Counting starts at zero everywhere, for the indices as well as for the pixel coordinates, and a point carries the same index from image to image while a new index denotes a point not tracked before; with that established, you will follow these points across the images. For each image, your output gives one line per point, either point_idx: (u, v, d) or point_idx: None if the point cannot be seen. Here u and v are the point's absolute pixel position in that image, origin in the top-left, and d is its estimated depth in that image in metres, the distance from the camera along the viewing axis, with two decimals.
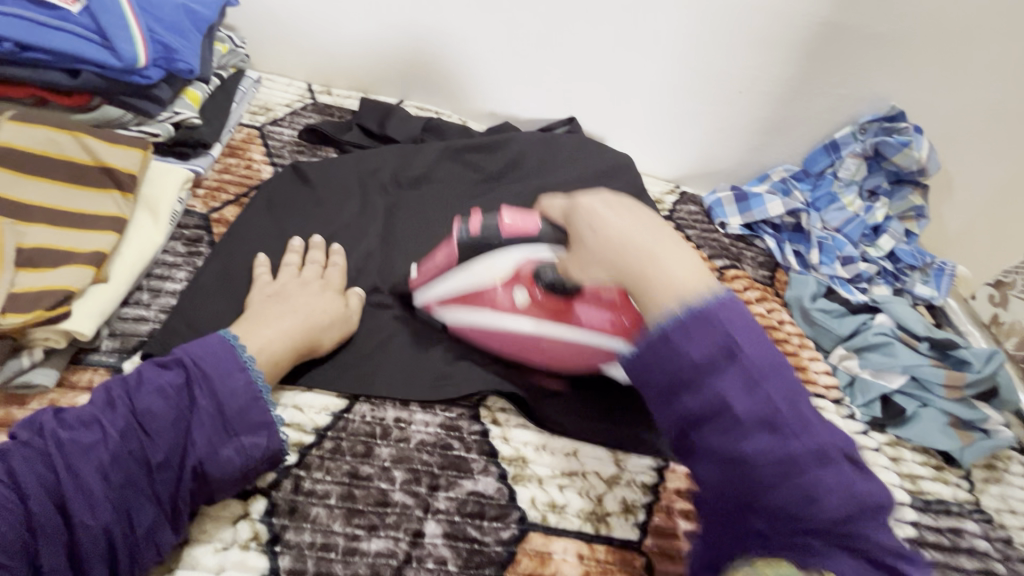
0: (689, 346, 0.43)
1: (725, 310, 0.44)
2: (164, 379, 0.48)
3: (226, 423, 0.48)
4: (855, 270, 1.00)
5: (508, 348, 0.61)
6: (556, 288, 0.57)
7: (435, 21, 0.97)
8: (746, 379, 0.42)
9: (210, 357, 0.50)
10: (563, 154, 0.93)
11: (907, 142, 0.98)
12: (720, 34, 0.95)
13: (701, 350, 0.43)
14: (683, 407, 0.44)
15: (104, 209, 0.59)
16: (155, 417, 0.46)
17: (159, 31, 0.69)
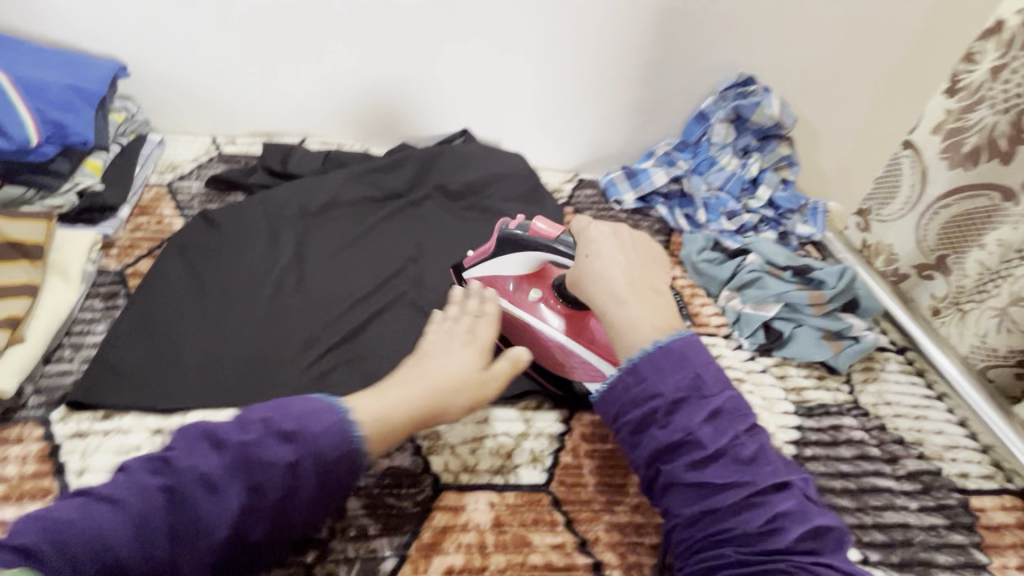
0: (670, 378, 0.54)
1: (690, 353, 0.55)
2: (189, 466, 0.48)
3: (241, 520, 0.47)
4: (739, 221, 1.11)
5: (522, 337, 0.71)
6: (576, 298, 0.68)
7: (319, 61, 1.04)
8: (701, 411, 0.52)
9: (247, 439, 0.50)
10: (462, 166, 1.01)
11: (758, 102, 1.10)
12: (578, 33, 1.05)
13: (668, 387, 0.53)
14: (653, 438, 0.53)
15: (15, 279, 0.64)
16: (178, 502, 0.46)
17: (49, 111, 0.75)
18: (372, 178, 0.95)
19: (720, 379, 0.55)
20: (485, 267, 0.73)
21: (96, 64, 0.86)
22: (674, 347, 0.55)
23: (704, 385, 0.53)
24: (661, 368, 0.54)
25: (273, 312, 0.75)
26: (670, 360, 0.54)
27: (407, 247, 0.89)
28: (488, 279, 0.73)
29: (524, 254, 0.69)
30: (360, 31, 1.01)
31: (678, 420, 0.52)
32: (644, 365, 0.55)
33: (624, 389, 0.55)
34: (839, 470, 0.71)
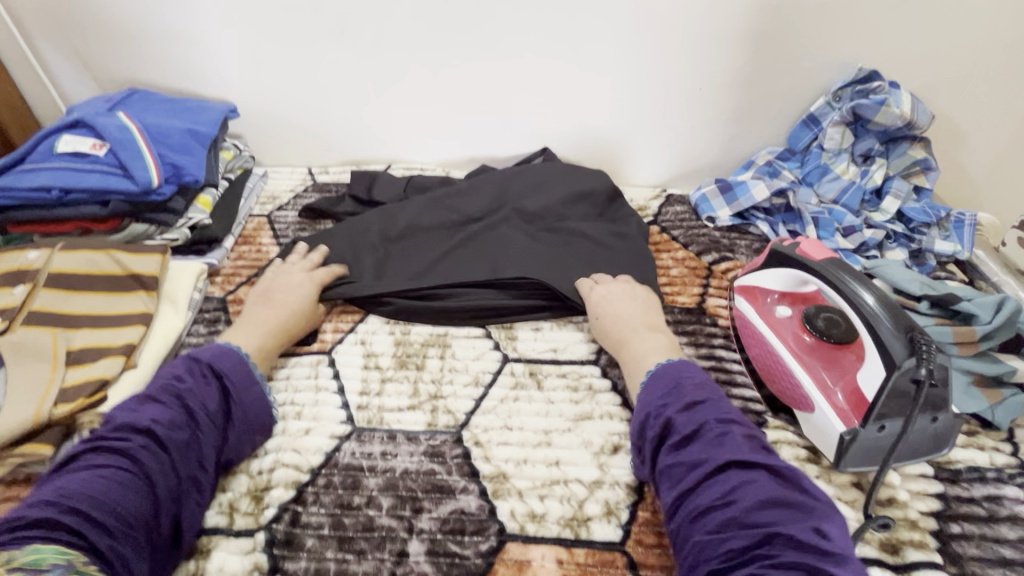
0: (665, 394, 0.59)
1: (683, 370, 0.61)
2: (187, 384, 0.58)
3: (247, 422, 0.61)
4: (859, 239, 0.96)
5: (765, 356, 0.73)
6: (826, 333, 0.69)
7: (400, 91, 1.06)
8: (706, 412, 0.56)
9: (222, 357, 0.62)
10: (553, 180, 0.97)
11: (884, 100, 0.94)
12: (664, 41, 0.96)
13: (668, 395, 0.58)
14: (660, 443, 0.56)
15: (135, 306, 0.72)
16: (211, 403, 0.58)
17: (169, 154, 0.84)
18: (448, 200, 0.94)
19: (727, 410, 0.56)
20: (750, 276, 0.78)
21: (209, 108, 0.95)
22: (671, 372, 0.61)
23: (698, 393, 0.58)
24: (660, 385, 0.60)
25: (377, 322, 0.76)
26: (679, 372, 0.61)
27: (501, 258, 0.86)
28: (750, 289, 0.78)
29: (787, 274, 0.72)
30: (437, 58, 1.01)
31: (685, 417, 0.55)
32: (665, 382, 0.60)
33: (642, 405, 0.60)
34: (999, 556, 0.57)
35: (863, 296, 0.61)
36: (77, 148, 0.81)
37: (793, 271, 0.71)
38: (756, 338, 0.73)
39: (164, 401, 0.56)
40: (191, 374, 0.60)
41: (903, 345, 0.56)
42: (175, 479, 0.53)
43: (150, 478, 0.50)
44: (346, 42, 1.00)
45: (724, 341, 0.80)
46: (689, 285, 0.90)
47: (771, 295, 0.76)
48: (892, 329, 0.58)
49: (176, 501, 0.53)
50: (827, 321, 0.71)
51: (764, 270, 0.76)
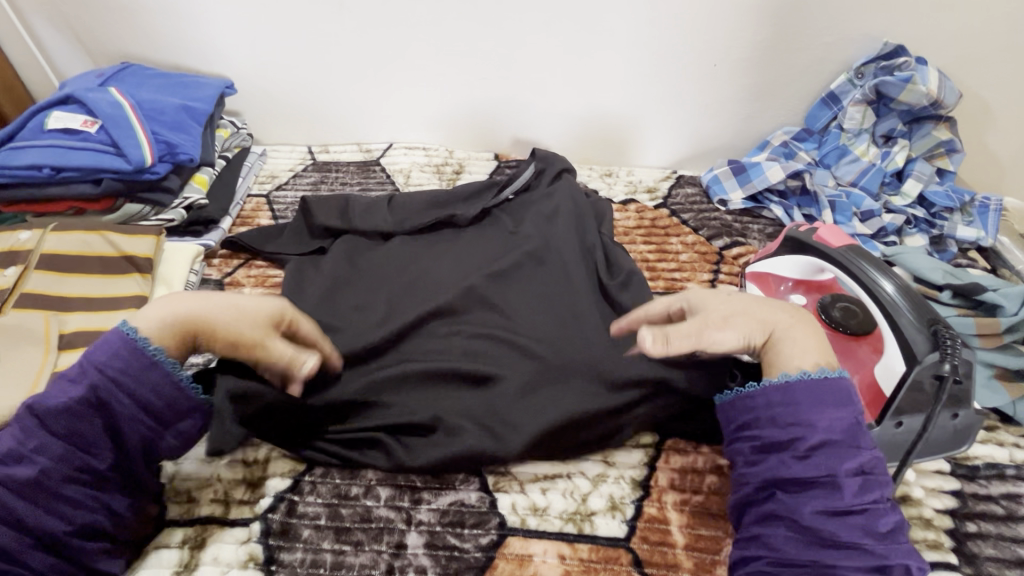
0: (807, 414, 0.47)
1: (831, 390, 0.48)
2: (72, 393, 0.47)
3: (155, 412, 0.49)
4: (877, 224, 0.92)
5: None
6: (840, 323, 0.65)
7: (402, 66, 1.02)
8: (850, 456, 0.46)
9: (99, 349, 0.49)
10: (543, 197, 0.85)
11: (909, 77, 0.89)
12: (677, 15, 0.91)
13: (818, 419, 0.47)
14: (776, 465, 0.47)
15: (129, 290, 0.70)
16: (86, 408, 0.47)
17: (162, 132, 0.81)
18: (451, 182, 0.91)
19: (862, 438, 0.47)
20: (764, 262, 0.75)
21: (204, 83, 0.92)
22: (822, 393, 0.48)
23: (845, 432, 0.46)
24: (817, 403, 0.47)
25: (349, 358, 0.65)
26: (834, 395, 0.48)
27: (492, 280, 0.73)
28: (763, 275, 0.75)
29: (803, 261, 0.70)
30: (439, 31, 0.97)
31: (820, 459, 0.46)
32: (801, 393, 0.48)
33: (749, 407, 0.50)
34: (1015, 556, 0.55)
35: (883, 284, 0.59)
36: (68, 125, 0.78)
37: (810, 258, 0.69)
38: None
39: (48, 423, 0.46)
40: (76, 375, 0.48)
41: (925, 338, 0.54)
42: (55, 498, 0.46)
43: (13, 505, 0.44)
44: (344, 14, 0.96)
45: None
46: (699, 272, 0.87)
47: (785, 282, 0.74)
48: (913, 321, 0.55)
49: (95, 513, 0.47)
50: (844, 311, 0.66)
51: (779, 257, 0.73)
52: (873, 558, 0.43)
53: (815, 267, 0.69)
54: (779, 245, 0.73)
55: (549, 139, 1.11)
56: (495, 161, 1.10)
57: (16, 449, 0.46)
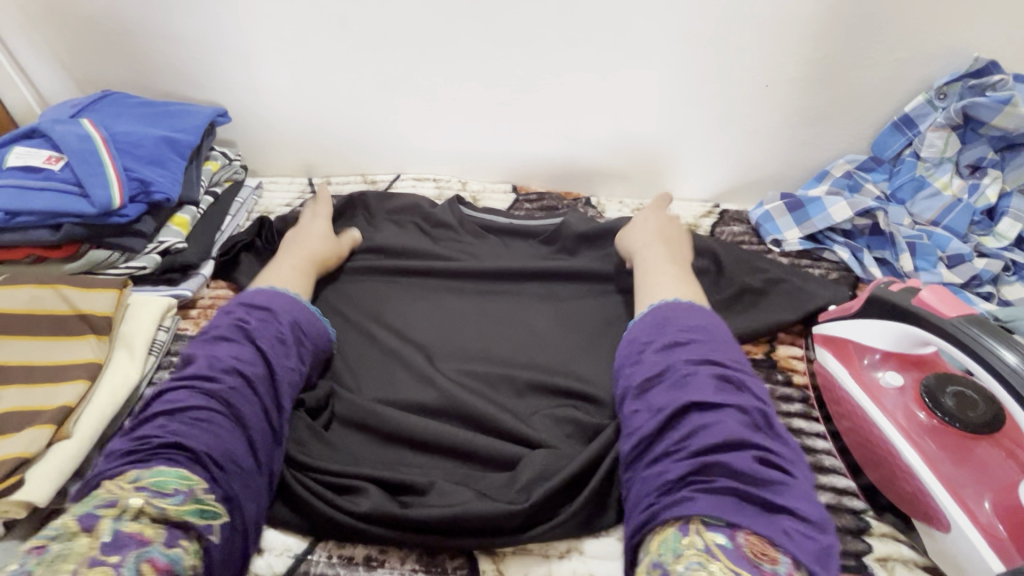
0: (668, 327, 0.55)
1: (689, 313, 0.57)
2: (254, 340, 0.57)
3: (317, 350, 0.63)
4: (969, 271, 0.78)
5: (864, 431, 0.56)
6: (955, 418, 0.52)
7: (410, 91, 0.92)
8: (690, 359, 0.52)
9: (280, 299, 0.62)
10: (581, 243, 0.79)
11: (1007, 98, 0.75)
12: (718, 31, 0.79)
13: (662, 327, 0.56)
14: (642, 372, 0.53)
15: (80, 354, 0.60)
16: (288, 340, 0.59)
17: (135, 168, 0.71)
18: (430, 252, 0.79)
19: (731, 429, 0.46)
20: (841, 326, 0.61)
21: (191, 112, 0.83)
22: (681, 312, 0.57)
23: (692, 330, 0.54)
24: (670, 321, 0.56)
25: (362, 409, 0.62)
26: (679, 311, 0.57)
27: (505, 332, 0.70)
28: (837, 340, 0.62)
29: (896, 333, 0.56)
30: (451, 52, 0.86)
31: (669, 356, 0.53)
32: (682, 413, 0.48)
33: (644, 331, 0.57)
34: None
35: (1001, 357, 0.46)
36: (29, 162, 0.69)
37: (908, 329, 0.54)
38: (852, 410, 0.58)
39: (238, 375, 0.53)
40: (265, 310, 0.60)
41: None
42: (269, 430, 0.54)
43: (247, 426, 0.51)
44: (345, 33, 0.86)
45: (804, 408, 0.63)
46: None
47: (871, 354, 0.59)
48: None
49: (262, 483, 0.52)
50: (958, 400, 0.53)
51: (857, 322, 0.59)
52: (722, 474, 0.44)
53: (912, 338, 0.55)
54: (857, 310, 0.60)
55: (572, 167, 0.99)
56: (513, 195, 0.98)
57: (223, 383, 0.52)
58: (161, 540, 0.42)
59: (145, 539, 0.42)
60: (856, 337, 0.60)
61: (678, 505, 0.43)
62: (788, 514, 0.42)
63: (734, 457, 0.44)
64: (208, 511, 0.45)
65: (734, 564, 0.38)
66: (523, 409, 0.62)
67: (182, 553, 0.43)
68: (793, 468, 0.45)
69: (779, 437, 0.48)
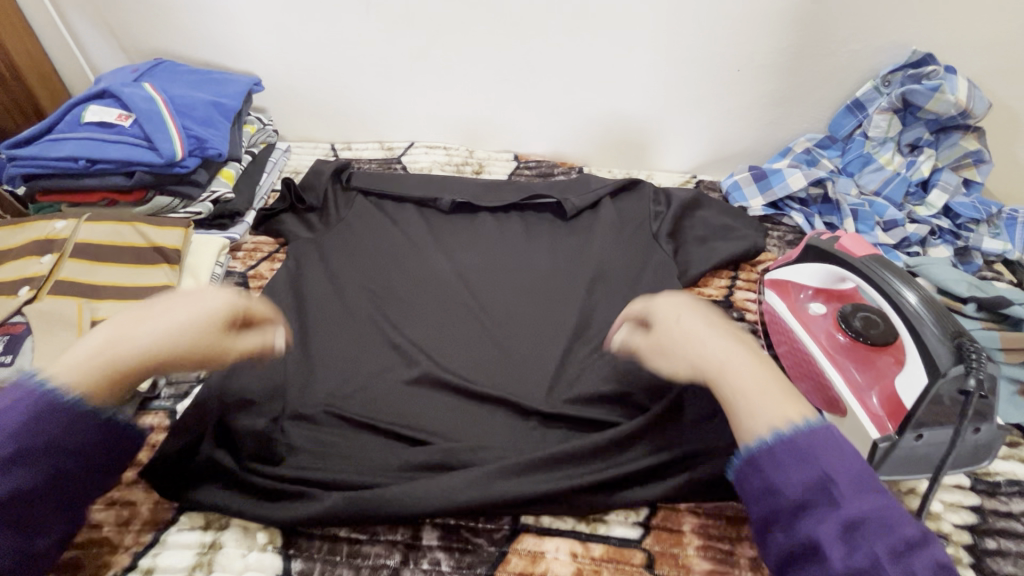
0: (785, 456, 0.42)
1: (822, 443, 0.42)
2: None
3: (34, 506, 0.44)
4: (900, 234, 0.92)
5: (795, 354, 0.70)
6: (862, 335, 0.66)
7: (426, 67, 1.03)
8: (822, 492, 0.40)
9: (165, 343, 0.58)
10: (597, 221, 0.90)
11: (938, 86, 0.88)
12: (698, 22, 0.91)
13: (790, 464, 0.42)
14: (770, 511, 0.42)
15: (157, 280, 0.72)
16: (42, 431, 0.43)
17: (193, 127, 0.83)
18: (438, 217, 0.92)
19: (832, 456, 0.41)
20: (783, 270, 0.75)
21: (234, 80, 0.94)
22: (813, 446, 0.42)
23: (828, 474, 0.41)
24: (800, 458, 0.42)
25: (359, 352, 0.73)
26: (816, 439, 0.42)
27: (500, 279, 0.83)
28: (778, 282, 0.75)
29: (820, 270, 0.70)
30: (464, 33, 0.98)
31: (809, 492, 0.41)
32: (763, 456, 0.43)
33: (756, 484, 0.43)
34: None
35: (905, 294, 0.58)
36: (103, 119, 0.80)
37: (831, 266, 0.68)
38: (789, 336, 0.72)
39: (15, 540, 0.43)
40: None
41: (948, 351, 0.53)
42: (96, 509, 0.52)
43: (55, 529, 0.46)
44: (370, 13, 0.97)
45: (751, 337, 0.78)
46: (716, 277, 0.87)
47: (805, 290, 0.73)
48: (937, 332, 0.54)
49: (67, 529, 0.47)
50: (864, 321, 0.67)
51: (795, 265, 0.73)
52: None
53: (830, 273, 0.69)
54: (796, 256, 0.74)
55: (570, 139, 1.11)
56: (515, 163, 1.10)
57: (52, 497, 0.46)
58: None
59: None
60: (794, 278, 0.73)
61: None
62: None
63: None
64: None
65: None
66: (519, 340, 0.75)
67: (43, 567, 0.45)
68: None
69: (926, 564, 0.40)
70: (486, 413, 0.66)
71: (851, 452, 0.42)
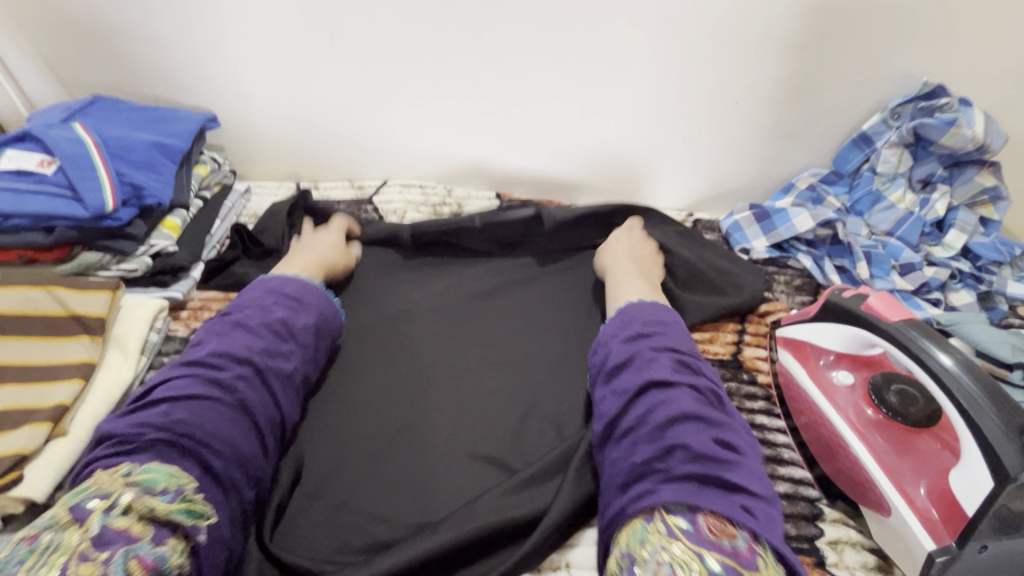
0: (609, 328, 0.63)
1: (644, 308, 0.64)
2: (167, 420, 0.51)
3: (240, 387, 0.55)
4: (918, 279, 0.84)
5: (817, 432, 0.61)
6: (898, 414, 0.57)
7: (398, 100, 0.95)
8: (634, 338, 0.60)
9: (306, 297, 0.66)
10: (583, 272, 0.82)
11: (953, 120, 0.81)
12: (692, 51, 0.84)
13: (612, 328, 0.63)
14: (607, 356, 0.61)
15: (74, 355, 0.62)
16: (274, 330, 0.61)
17: (128, 173, 0.73)
18: (410, 270, 0.83)
19: (648, 312, 0.63)
20: (800, 329, 0.66)
21: (182, 117, 0.84)
22: (635, 312, 0.64)
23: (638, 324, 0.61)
24: (619, 324, 0.63)
25: (338, 411, 0.66)
26: (650, 309, 0.64)
27: (479, 340, 0.74)
28: (794, 341, 0.66)
29: (845, 334, 0.61)
30: (440, 64, 0.90)
31: (636, 347, 0.59)
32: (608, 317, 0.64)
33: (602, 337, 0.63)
34: None
35: (940, 358, 0.50)
36: (21, 165, 0.70)
37: (858, 331, 0.59)
38: (809, 406, 0.62)
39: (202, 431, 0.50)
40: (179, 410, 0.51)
41: (1016, 448, 0.44)
42: (275, 421, 0.58)
43: (253, 415, 0.55)
44: (335, 43, 0.89)
45: (767, 405, 0.68)
46: (722, 331, 0.77)
47: (825, 355, 0.65)
48: (998, 425, 0.45)
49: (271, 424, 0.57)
50: (901, 396, 0.58)
51: (812, 326, 0.64)
52: (699, 444, 0.48)
53: (856, 339, 0.60)
54: (814, 313, 0.65)
55: (555, 177, 1.03)
56: (496, 201, 1.01)
57: (246, 369, 0.56)
58: (148, 539, 0.42)
59: (131, 537, 0.41)
60: (813, 339, 0.64)
61: (640, 497, 0.47)
62: (749, 492, 0.46)
63: (695, 429, 0.49)
64: (194, 509, 0.46)
65: (698, 546, 0.42)
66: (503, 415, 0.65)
67: (168, 552, 0.42)
68: (746, 450, 0.50)
69: (729, 415, 0.54)
70: (474, 486, 0.60)
71: (660, 308, 0.64)
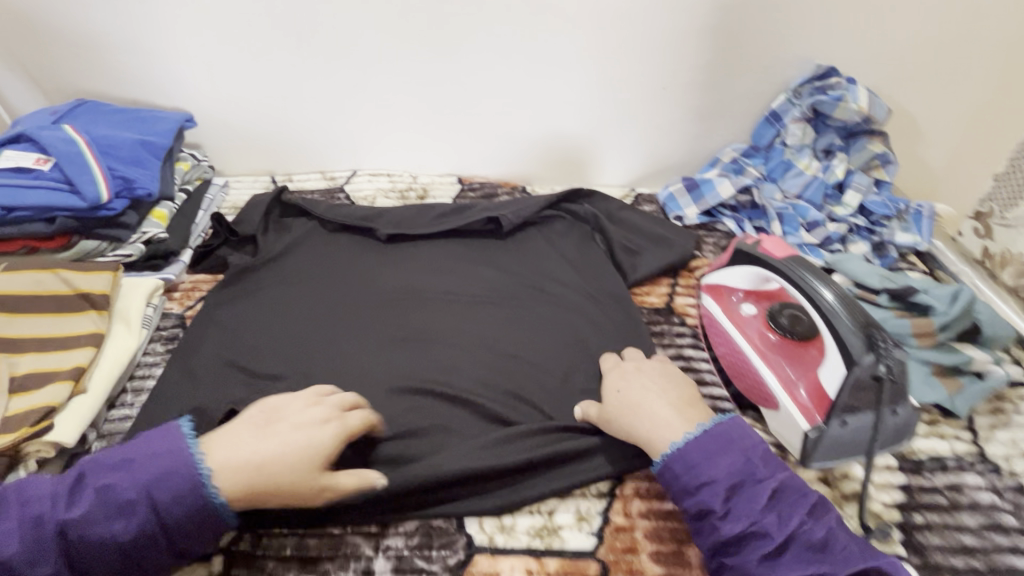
0: (682, 467, 0.55)
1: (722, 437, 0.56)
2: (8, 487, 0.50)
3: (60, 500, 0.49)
4: (822, 234, 0.98)
5: (728, 354, 0.74)
6: (789, 332, 0.70)
7: (364, 97, 1.04)
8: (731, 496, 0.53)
9: (160, 485, 0.50)
10: (535, 240, 0.93)
11: (841, 96, 0.96)
12: (623, 44, 0.96)
13: (696, 475, 0.54)
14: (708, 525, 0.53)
15: (83, 328, 0.69)
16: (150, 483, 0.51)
17: (119, 167, 0.80)
18: (382, 247, 0.92)
19: (727, 452, 0.55)
20: (715, 273, 0.79)
21: (163, 118, 0.92)
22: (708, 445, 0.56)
23: (726, 464, 0.54)
24: (694, 462, 0.55)
25: (316, 364, 0.74)
26: (719, 441, 0.56)
27: (446, 300, 0.83)
28: (710, 285, 0.79)
29: (745, 272, 0.74)
30: (399, 63, 0.99)
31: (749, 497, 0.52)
32: (693, 452, 0.55)
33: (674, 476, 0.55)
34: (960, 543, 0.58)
35: (823, 292, 0.62)
36: (20, 164, 0.77)
37: (757, 269, 0.72)
38: (722, 336, 0.75)
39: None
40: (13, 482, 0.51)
41: (860, 341, 0.58)
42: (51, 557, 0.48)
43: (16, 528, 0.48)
44: (303, 46, 0.98)
45: (691, 340, 0.80)
46: (657, 285, 0.90)
47: (736, 293, 0.78)
48: (851, 326, 0.59)
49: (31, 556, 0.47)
50: (791, 318, 0.72)
51: (724, 269, 0.77)
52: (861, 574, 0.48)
53: (754, 275, 0.73)
54: (724, 259, 0.78)
55: (511, 161, 1.13)
56: (459, 185, 1.12)
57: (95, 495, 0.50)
58: None
59: None
60: (724, 281, 0.77)
61: None
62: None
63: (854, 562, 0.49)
64: None
65: None
66: (469, 359, 0.75)
67: None
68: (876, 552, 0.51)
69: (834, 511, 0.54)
70: (443, 416, 0.68)
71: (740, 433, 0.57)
